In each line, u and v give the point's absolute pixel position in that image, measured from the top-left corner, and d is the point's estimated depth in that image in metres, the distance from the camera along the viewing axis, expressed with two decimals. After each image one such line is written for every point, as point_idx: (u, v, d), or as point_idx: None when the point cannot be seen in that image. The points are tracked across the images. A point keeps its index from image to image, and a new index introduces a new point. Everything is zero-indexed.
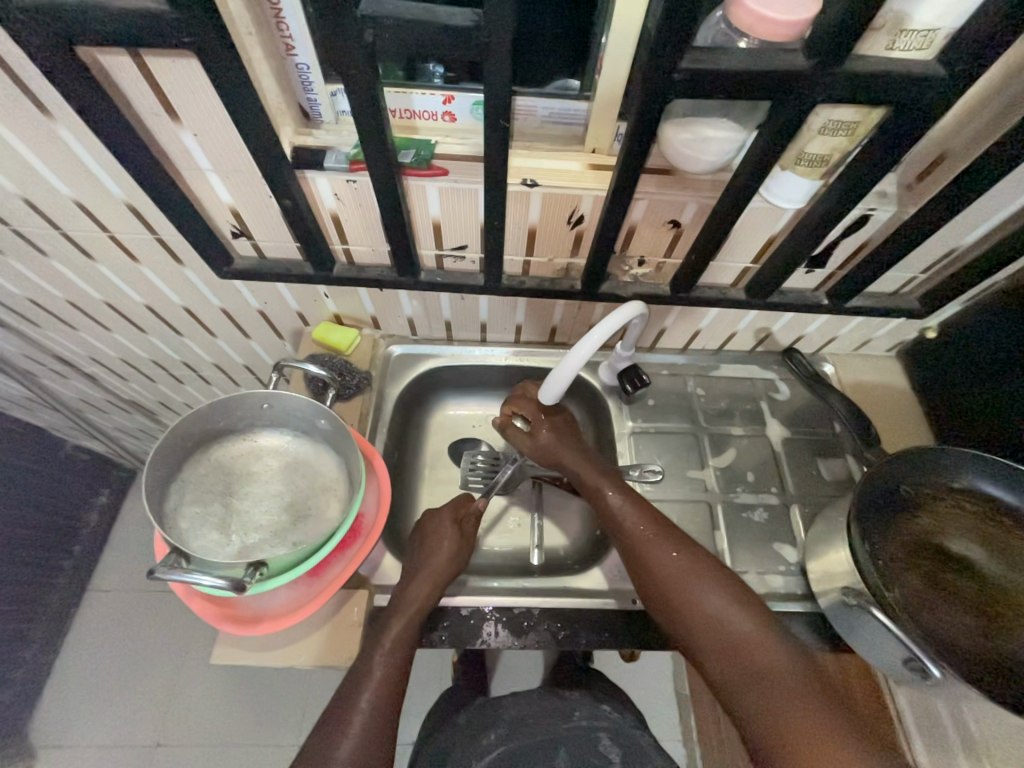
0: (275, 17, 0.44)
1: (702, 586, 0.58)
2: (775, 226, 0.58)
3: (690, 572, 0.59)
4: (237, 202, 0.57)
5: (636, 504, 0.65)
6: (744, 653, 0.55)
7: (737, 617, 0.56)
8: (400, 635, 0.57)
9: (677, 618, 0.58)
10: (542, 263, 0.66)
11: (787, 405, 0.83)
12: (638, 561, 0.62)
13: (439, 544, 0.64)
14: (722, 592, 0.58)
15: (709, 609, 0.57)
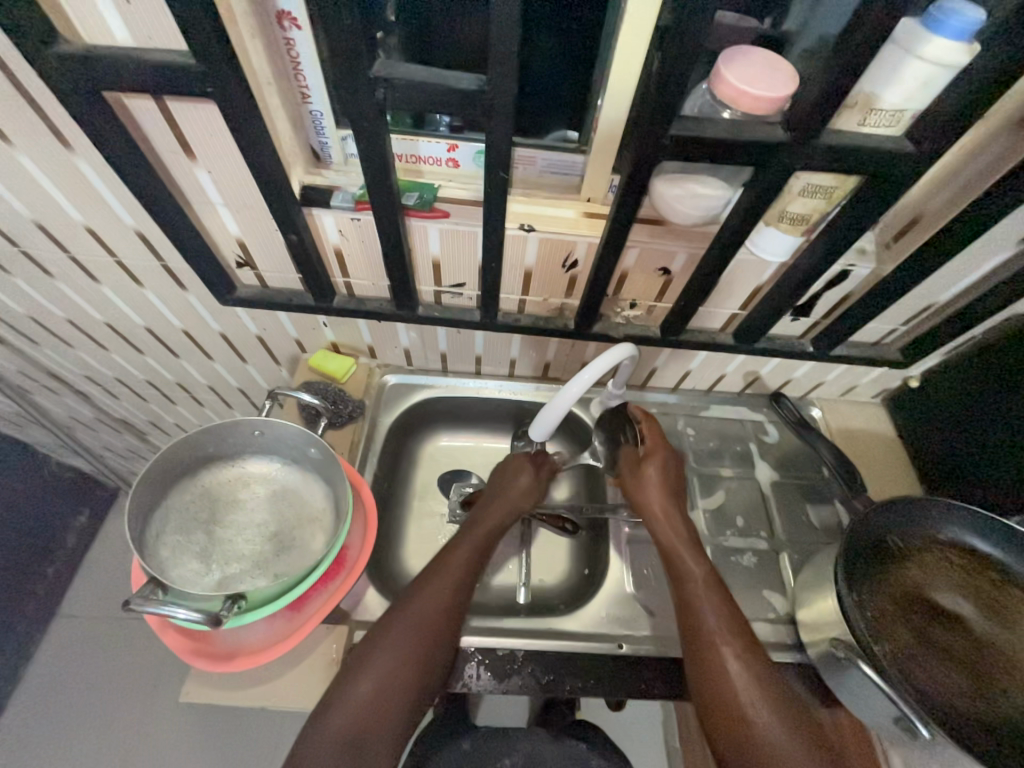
0: (294, 68, 0.47)
1: (766, 710, 0.53)
2: (762, 276, 0.61)
3: (756, 686, 0.54)
4: (244, 234, 0.59)
5: (716, 600, 0.60)
6: None
7: (795, 751, 0.51)
8: (477, 541, 0.65)
9: (726, 727, 0.53)
10: (538, 302, 0.68)
11: (776, 447, 0.84)
12: (705, 663, 0.56)
13: (518, 474, 0.71)
14: (784, 718, 0.53)
15: (770, 741, 0.52)
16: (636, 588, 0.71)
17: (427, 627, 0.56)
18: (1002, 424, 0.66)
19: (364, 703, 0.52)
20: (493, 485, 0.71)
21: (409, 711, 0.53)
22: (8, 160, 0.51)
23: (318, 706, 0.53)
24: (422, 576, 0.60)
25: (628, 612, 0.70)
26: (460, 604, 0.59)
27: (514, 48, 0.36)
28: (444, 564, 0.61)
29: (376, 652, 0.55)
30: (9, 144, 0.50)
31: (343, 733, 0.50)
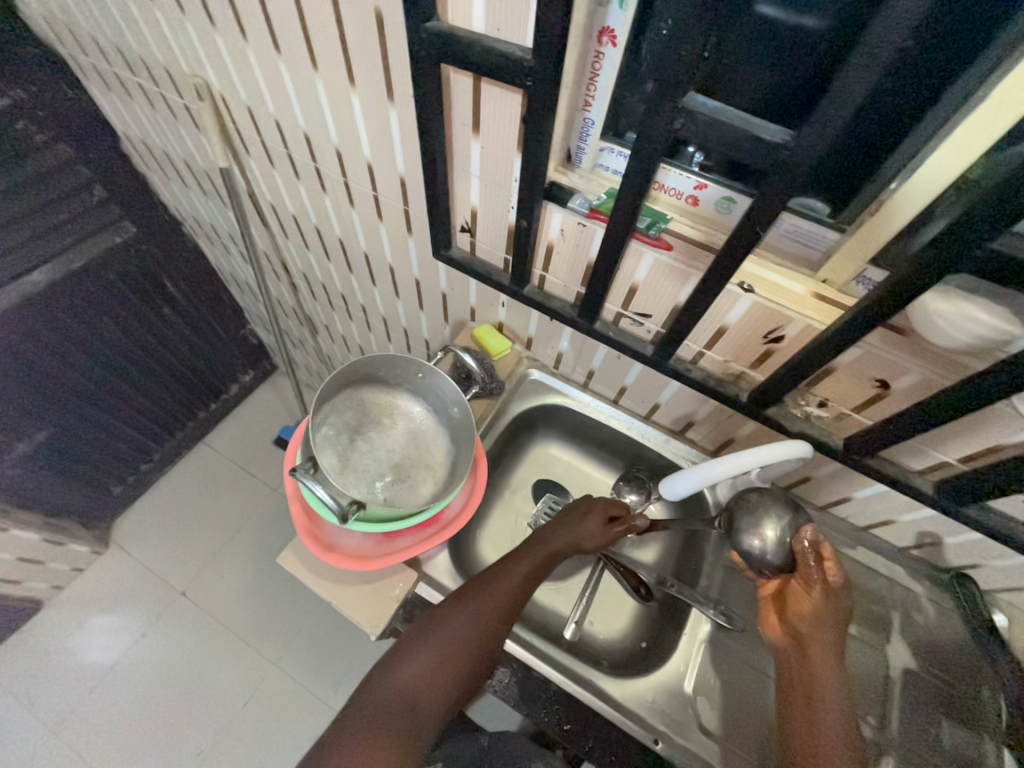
0: (591, 76, 0.49)
1: None
2: (1008, 436, 0.51)
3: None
4: (480, 207, 0.66)
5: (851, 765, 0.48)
6: None
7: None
8: (537, 564, 0.64)
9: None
10: (717, 360, 0.65)
11: (924, 630, 0.69)
12: None
13: (585, 516, 0.68)
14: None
15: None
16: (695, 692, 0.64)
17: (479, 627, 0.58)
18: None
19: (415, 680, 0.55)
20: (558, 520, 0.69)
21: (447, 706, 0.55)
22: (344, 96, 0.64)
23: (374, 671, 0.57)
24: (476, 581, 0.61)
25: (674, 712, 0.63)
26: (510, 618, 0.60)
27: (843, 116, 0.34)
28: (502, 574, 0.62)
29: (431, 637, 0.57)
30: (351, 85, 0.62)
31: (393, 699, 0.53)
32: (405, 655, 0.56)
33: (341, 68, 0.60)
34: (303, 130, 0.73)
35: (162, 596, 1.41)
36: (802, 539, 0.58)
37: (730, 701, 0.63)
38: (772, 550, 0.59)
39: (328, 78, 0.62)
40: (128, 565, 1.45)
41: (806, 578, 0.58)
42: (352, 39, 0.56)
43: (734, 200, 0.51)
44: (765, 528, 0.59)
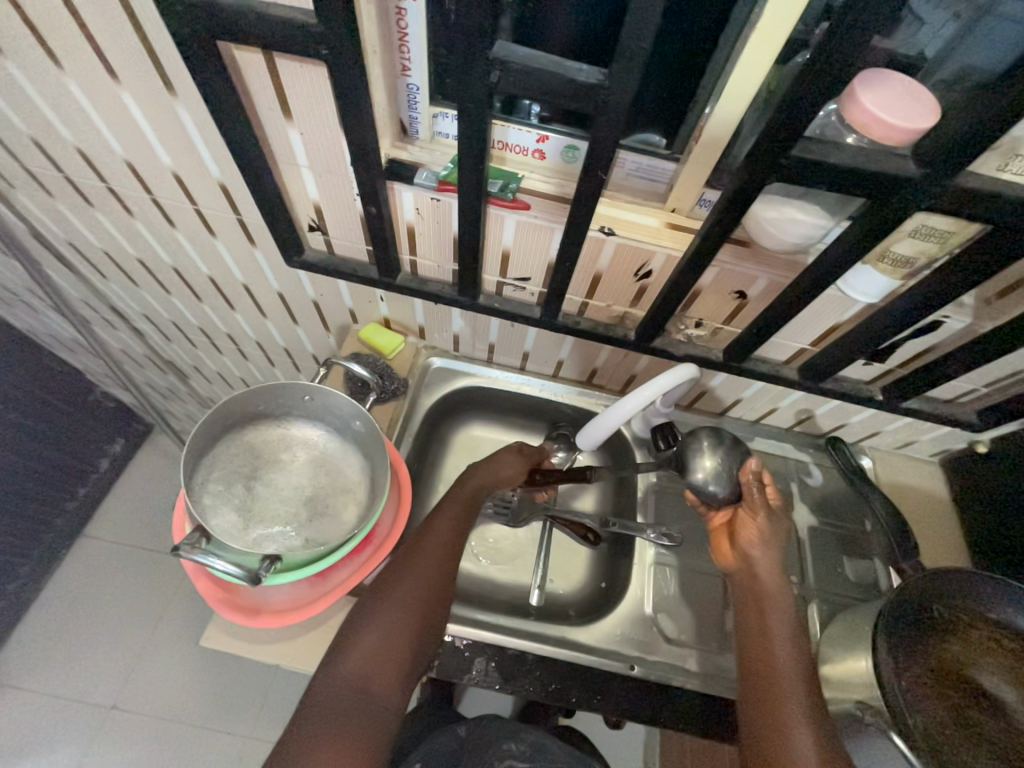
0: (399, 38, 0.45)
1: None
2: (842, 315, 0.58)
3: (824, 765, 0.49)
4: (322, 200, 0.59)
5: (799, 672, 0.54)
6: None
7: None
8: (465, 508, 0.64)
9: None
10: (601, 307, 0.67)
11: (817, 491, 0.80)
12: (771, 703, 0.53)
13: (505, 459, 0.70)
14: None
15: None
16: (655, 610, 0.70)
17: (424, 588, 0.56)
18: None
19: (367, 659, 0.52)
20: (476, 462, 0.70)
21: (406, 670, 0.52)
22: (112, 97, 0.52)
23: (329, 656, 0.54)
24: (412, 543, 0.60)
25: (642, 636, 0.68)
26: (453, 562, 0.59)
27: (644, 46, 0.35)
28: (432, 529, 0.61)
29: (381, 611, 0.55)
30: (116, 83, 0.51)
31: (346, 684, 0.50)
32: (356, 636, 0.54)
33: (94, 63, 0.49)
34: (75, 147, 0.60)
35: (85, 721, 1.21)
36: (747, 472, 0.63)
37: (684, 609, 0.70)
38: (716, 481, 0.64)
39: (83, 78, 0.51)
40: (31, 702, 1.22)
41: (753, 504, 0.62)
42: (97, 26, 0.46)
43: (577, 147, 0.51)
44: (705, 460, 0.64)
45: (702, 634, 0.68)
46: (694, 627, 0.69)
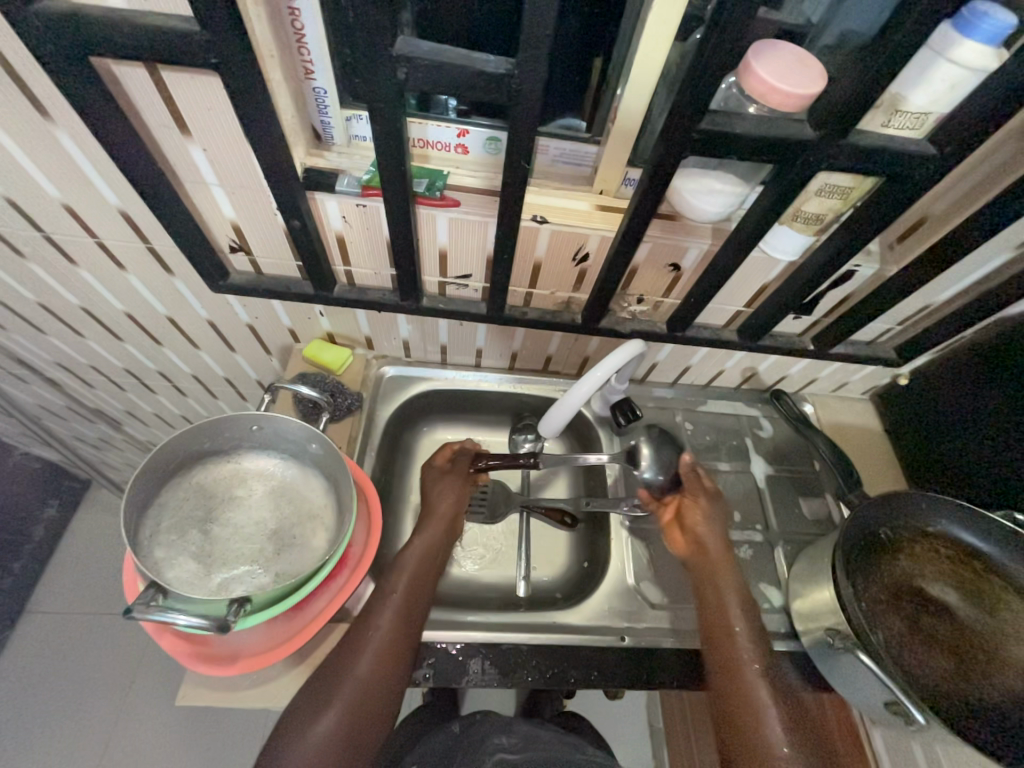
0: (297, 40, 0.43)
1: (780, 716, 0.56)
2: (769, 276, 0.62)
3: (790, 739, 0.54)
4: (240, 218, 0.56)
5: (752, 635, 0.61)
6: None
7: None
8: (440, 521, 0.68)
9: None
10: (545, 295, 0.67)
11: (769, 442, 0.86)
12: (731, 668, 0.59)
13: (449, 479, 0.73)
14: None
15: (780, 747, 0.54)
16: (637, 580, 0.72)
17: (378, 663, 0.54)
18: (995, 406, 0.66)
19: (325, 746, 0.50)
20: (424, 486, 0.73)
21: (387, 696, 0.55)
22: None
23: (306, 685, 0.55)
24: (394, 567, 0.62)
25: (629, 606, 0.70)
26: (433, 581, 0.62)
27: (547, 33, 0.35)
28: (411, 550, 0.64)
29: (336, 688, 0.53)
30: None
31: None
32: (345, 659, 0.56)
33: None
34: None
35: None
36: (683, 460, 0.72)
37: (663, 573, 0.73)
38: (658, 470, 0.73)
39: None
40: None
41: (694, 493, 0.71)
42: None
43: (497, 138, 0.51)
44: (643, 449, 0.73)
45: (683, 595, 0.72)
46: (675, 588, 0.72)
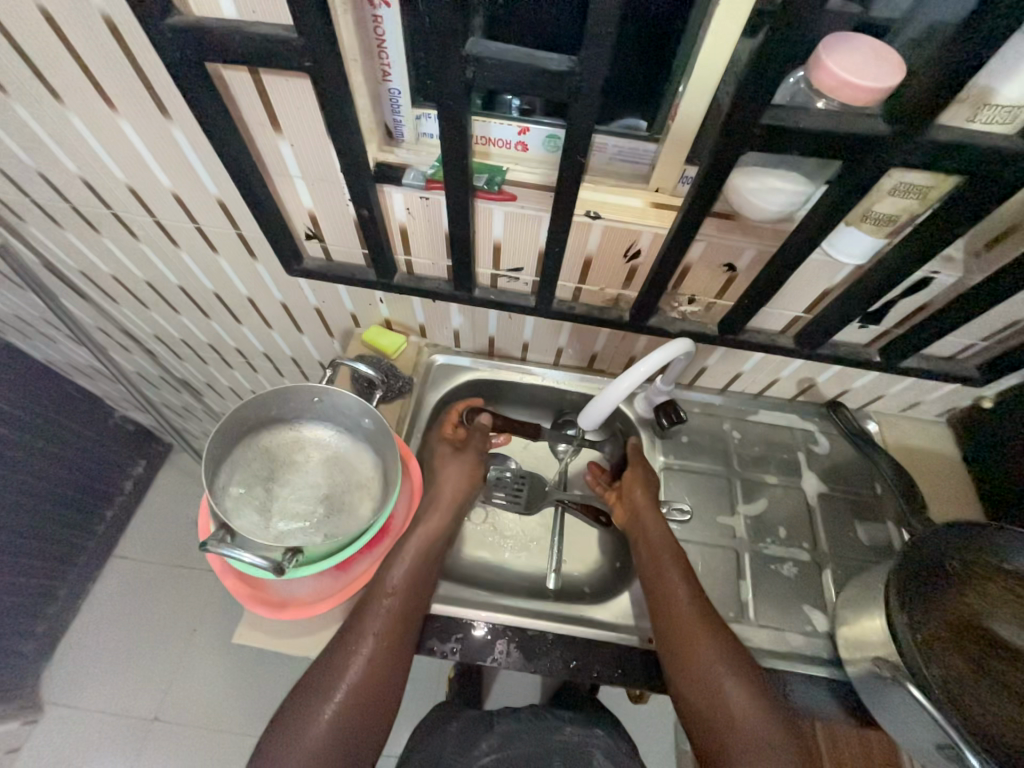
0: (378, 45, 0.47)
1: (726, 667, 0.59)
2: (832, 280, 0.59)
3: (728, 667, 0.59)
4: (316, 208, 0.62)
5: (689, 600, 0.63)
6: (739, 736, 0.56)
7: (763, 714, 0.57)
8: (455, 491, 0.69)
9: (715, 720, 0.57)
10: (594, 291, 0.68)
11: (825, 458, 0.81)
12: (676, 630, 0.61)
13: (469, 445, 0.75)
14: (752, 686, 0.58)
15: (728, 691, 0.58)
16: None
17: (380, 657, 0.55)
18: None
19: (332, 729, 0.53)
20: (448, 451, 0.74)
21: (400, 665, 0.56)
22: (111, 125, 0.55)
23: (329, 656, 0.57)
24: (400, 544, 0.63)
25: None
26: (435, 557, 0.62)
27: (609, 32, 0.36)
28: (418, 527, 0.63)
29: (340, 674, 0.55)
30: (114, 111, 0.53)
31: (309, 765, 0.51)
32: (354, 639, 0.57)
33: (92, 94, 0.52)
34: (80, 177, 0.63)
35: (129, 732, 1.25)
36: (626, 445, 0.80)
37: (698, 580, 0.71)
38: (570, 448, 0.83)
39: (83, 110, 0.54)
40: (77, 717, 1.26)
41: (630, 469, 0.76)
42: (93, 60, 0.48)
43: (557, 136, 0.53)
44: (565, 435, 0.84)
45: (717, 605, 0.69)
46: (709, 598, 0.70)
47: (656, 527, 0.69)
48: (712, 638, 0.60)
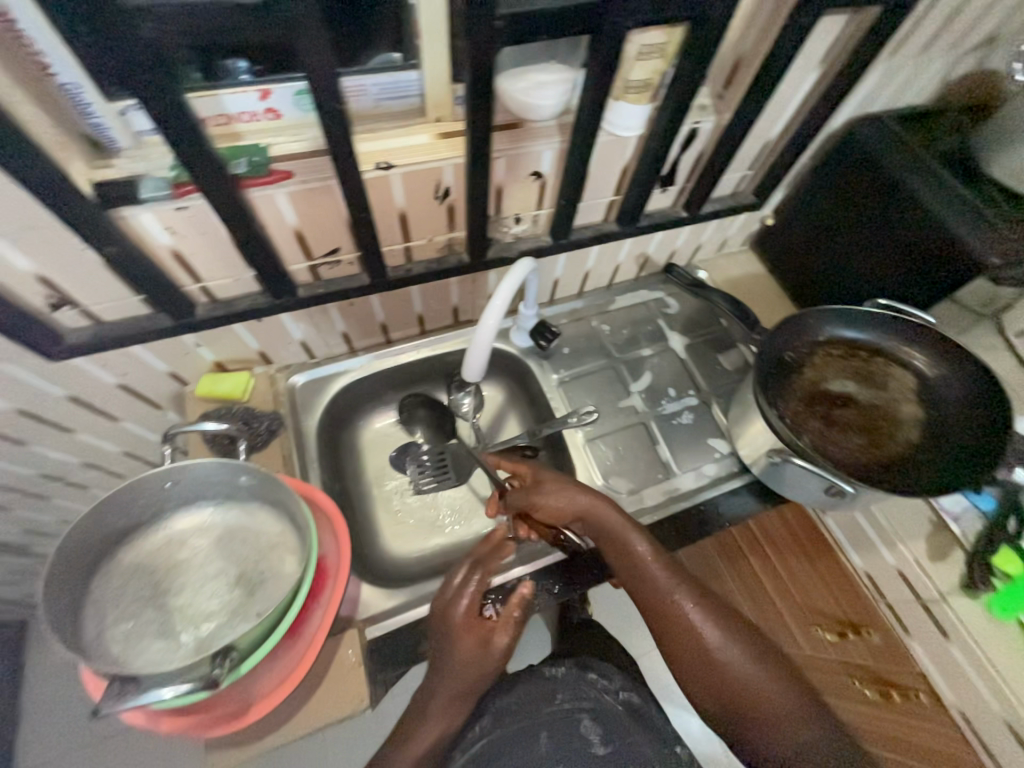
0: (8, 32, 0.36)
1: (716, 635, 0.54)
2: (625, 156, 0.63)
3: (732, 640, 0.54)
4: (42, 268, 0.48)
5: (668, 578, 0.57)
6: (754, 702, 0.51)
7: (780, 688, 0.51)
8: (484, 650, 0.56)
9: (727, 705, 0.52)
10: (424, 244, 0.65)
11: (679, 315, 0.91)
12: (665, 614, 0.56)
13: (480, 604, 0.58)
14: (758, 657, 0.53)
15: (726, 657, 0.53)
16: (607, 478, 0.77)
17: None
18: (844, 219, 0.76)
19: None
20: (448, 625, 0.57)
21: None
22: None
23: None
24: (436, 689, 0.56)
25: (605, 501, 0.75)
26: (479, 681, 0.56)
27: None
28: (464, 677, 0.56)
29: None
30: None
31: None
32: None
33: None
34: None
35: None
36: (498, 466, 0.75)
37: (626, 460, 0.78)
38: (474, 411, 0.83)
39: None
40: None
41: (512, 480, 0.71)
42: None
43: (306, 91, 0.47)
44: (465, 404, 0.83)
45: (648, 475, 0.77)
46: (640, 471, 0.77)
47: (618, 521, 0.60)
48: (696, 612, 0.55)
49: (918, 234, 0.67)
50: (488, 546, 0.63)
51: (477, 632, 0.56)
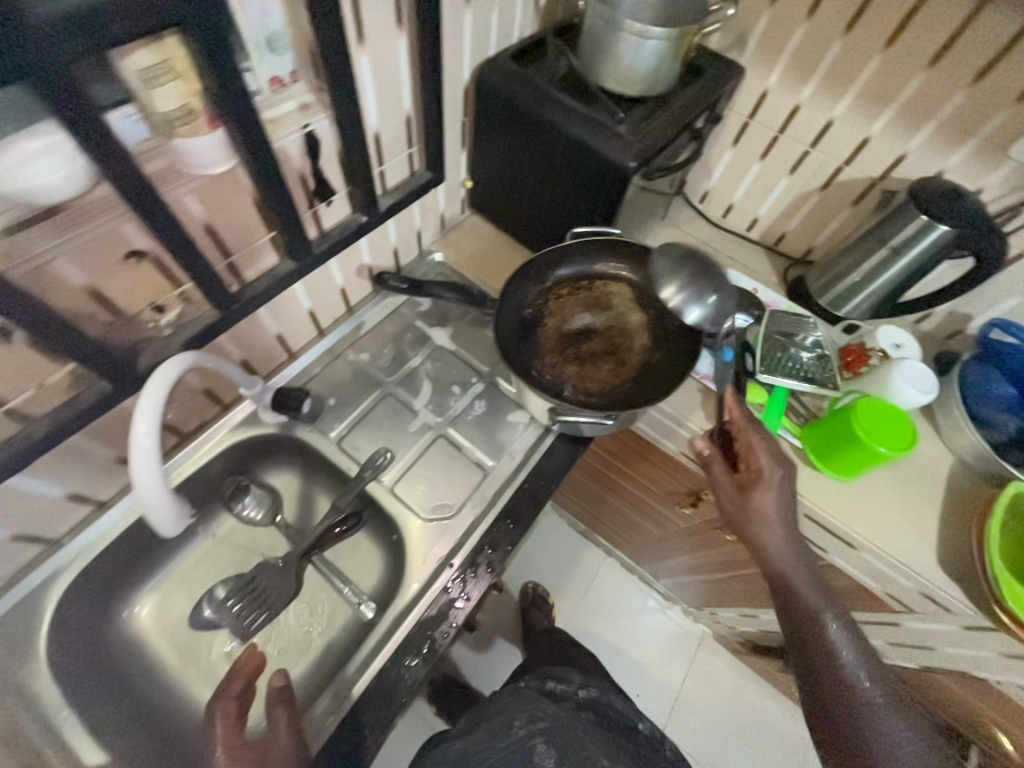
0: None
1: (841, 654, 0.57)
2: (239, 190, 0.53)
3: (859, 675, 0.56)
4: None
5: (803, 575, 0.60)
6: (838, 691, 0.56)
7: (883, 706, 0.54)
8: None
9: (815, 685, 0.57)
10: (33, 396, 0.48)
11: (434, 309, 0.87)
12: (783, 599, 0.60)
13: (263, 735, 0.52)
14: (870, 677, 0.56)
15: (838, 660, 0.57)
16: (431, 509, 0.72)
17: None
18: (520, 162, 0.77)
19: None
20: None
21: None
22: None
23: None
24: None
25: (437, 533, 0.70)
26: None
27: None
28: None
29: None
30: None
31: None
32: None
33: None
34: None
35: None
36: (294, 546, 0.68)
37: (440, 482, 0.74)
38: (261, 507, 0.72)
39: None
40: None
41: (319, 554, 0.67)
42: None
43: None
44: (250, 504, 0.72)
45: (469, 483, 0.74)
46: (459, 484, 0.73)
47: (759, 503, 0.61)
48: (839, 626, 0.58)
49: (573, 160, 0.70)
50: (229, 674, 0.55)
51: (247, 763, 0.50)
